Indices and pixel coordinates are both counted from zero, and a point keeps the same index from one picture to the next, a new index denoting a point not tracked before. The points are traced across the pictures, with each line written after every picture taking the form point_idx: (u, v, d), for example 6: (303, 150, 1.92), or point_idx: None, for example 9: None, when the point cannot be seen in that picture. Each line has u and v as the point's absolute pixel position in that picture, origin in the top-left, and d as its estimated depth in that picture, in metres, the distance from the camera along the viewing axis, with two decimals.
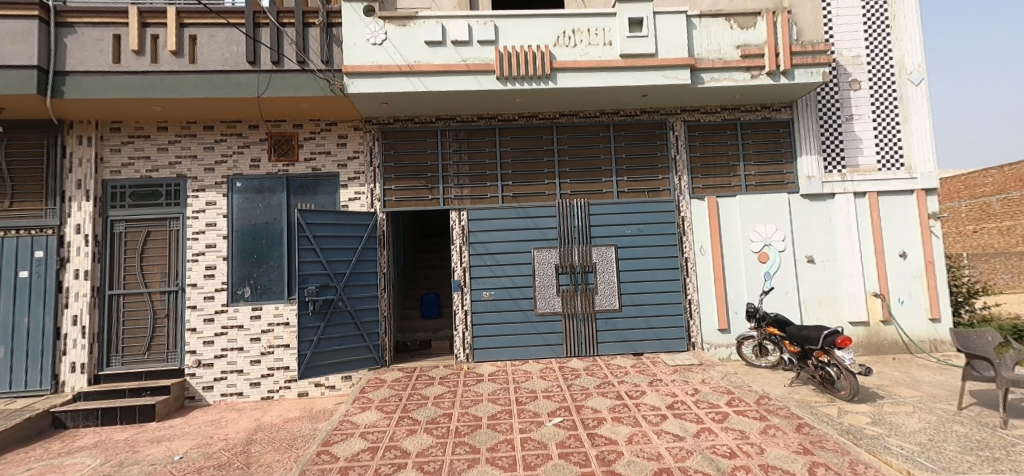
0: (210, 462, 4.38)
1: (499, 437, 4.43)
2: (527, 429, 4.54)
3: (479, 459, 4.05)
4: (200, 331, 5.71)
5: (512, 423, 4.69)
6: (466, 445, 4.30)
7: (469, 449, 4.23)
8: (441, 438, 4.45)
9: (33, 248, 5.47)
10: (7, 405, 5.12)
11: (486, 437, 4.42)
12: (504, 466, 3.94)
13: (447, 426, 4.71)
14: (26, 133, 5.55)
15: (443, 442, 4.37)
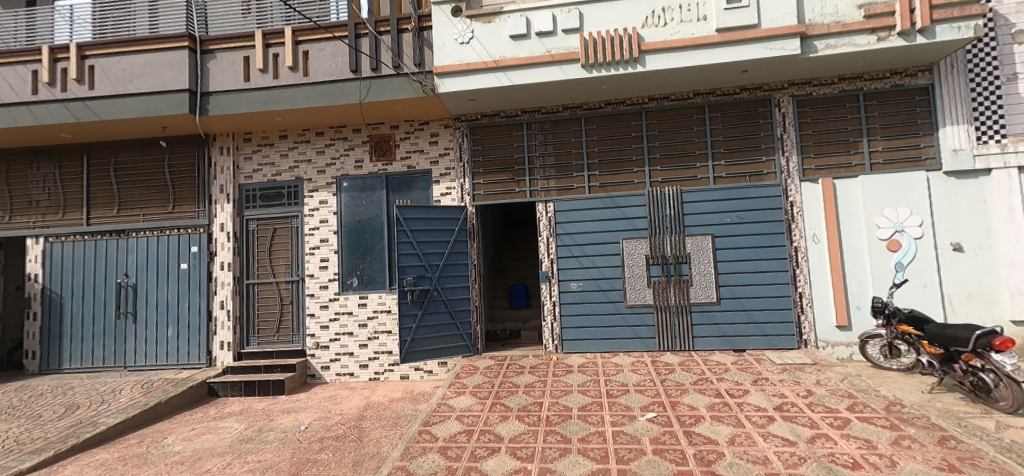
0: (329, 434, 4.92)
1: (590, 428, 4.42)
2: (619, 423, 4.46)
3: (571, 449, 4.07)
4: (318, 316, 6.38)
5: (602, 415, 4.65)
6: (557, 434, 4.35)
7: (560, 438, 4.27)
8: (532, 426, 4.54)
9: (190, 244, 6.48)
10: (176, 374, 6.16)
11: (577, 428, 4.43)
12: (595, 457, 3.92)
13: (537, 414, 4.79)
14: (181, 147, 6.56)
15: (535, 430, 4.46)
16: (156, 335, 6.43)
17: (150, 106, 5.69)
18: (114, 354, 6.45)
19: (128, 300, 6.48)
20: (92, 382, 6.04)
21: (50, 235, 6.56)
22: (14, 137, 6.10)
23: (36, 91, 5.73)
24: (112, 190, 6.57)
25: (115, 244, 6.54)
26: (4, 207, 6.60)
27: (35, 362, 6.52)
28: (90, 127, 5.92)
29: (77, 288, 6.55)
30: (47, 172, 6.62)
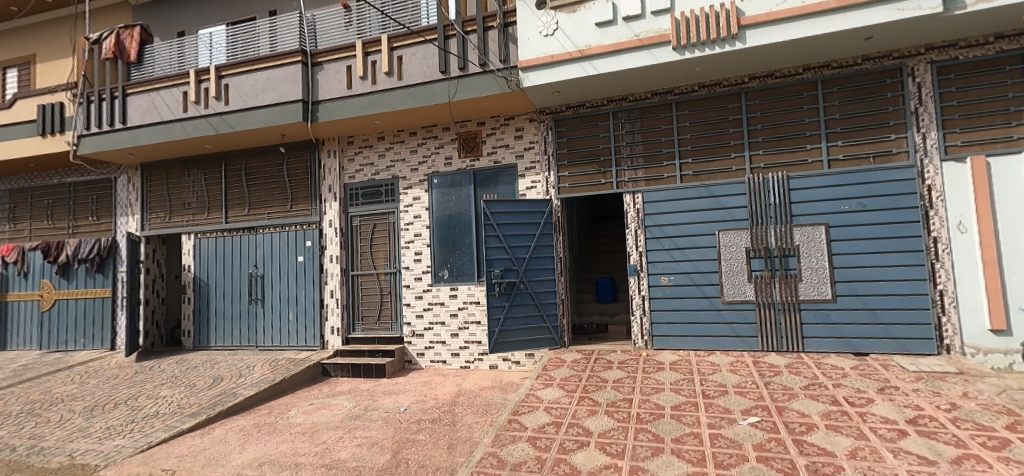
0: (426, 417, 5.23)
1: (685, 429, 4.21)
2: (717, 426, 4.20)
3: (664, 449, 3.91)
4: (413, 306, 6.78)
5: (698, 416, 4.41)
6: (648, 433, 4.20)
7: (652, 437, 4.12)
8: (622, 422, 4.44)
9: (305, 239, 7.23)
10: (296, 355, 6.93)
11: (670, 427, 4.25)
12: (691, 460, 3.72)
13: (627, 411, 4.67)
14: (296, 152, 7.32)
15: (625, 426, 4.35)
16: (279, 319, 7.28)
17: (271, 116, 6.40)
18: (248, 335, 7.42)
19: (257, 288, 7.42)
20: (231, 358, 7.01)
21: (198, 232, 7.69)
22: (171, 150, 7.22)
23: (186, 109, 6.70)
24: (243, 192, 7.52)
25: (247, 239, 7.50)
26: (165, 208, 7.83)
27: (189, 339, 7.72)
28: (226, 138, 6.81)
29: (219, 277, 7.61)
30: (195, 178, 7.73)
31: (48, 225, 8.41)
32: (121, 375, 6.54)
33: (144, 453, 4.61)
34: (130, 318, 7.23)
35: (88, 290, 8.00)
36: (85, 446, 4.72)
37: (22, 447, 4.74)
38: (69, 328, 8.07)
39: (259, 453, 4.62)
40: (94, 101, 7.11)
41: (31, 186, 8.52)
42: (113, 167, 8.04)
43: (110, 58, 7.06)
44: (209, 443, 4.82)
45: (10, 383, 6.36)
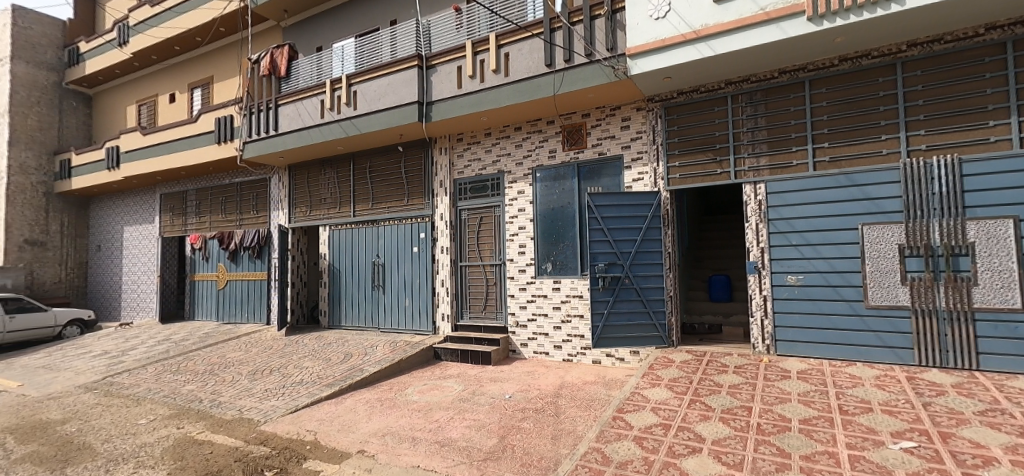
0: (530, 406, 5.34)
1: (816, 446, 3.73)
2: (858, 447, 3.64)
3: (790, 465, 3.49)
4: (517, 297, 6.96)
5: (834, 434, 3.89)
6: (772, 446, 3.80)
7: (777, 451, 3.72)
8: (740, 431, 4.09)
9: (419, 231, 7.79)
10: (412, 338, 7.52)
11: (798, 443, 3.79)
12: None
13: (746, 419, 4.29)
14: (413, 150, 7.90)
15: (744, 436, 4.00)
16: (398, 305, 7.94)
17: (392, 118, 6.97)
18: (372, 317, 8.23)
19: (380, 276, 8.19)
20: (359, 337, 7.82)
21: (332, 224, 8.68)
22: (311, 152, 8.23)
23: (323, 115, 7.58)
24: (367, 189, 8.31)
25: (371, 231, 8.31)
26: (306, 203, 8.98)
27: (325, 318, 8.78)
28: (354, 139, 7.58)
29: (348, 265, 8.54)
30: (329, 177, 8.73)
31: (221, 217, 10.11)
32: (275, 346, 7.65)
33: (293, 415, 5.37)
34: (281, 298, 8.43)
35: (251, 273, 9.52)
36: (250, 404, 5.64)
37: (206, 399, 5.79)
38: (237, 304, 9.67)
39: (382, 425, 5.09)
40: (254, 112, 8.37)
41: (210, 185, 10.33)
42: (267, 168, 9.42)
43: (267, 75, 8.29)
44: (342, 411, 5.45)
45: (198, 347, 7.80)
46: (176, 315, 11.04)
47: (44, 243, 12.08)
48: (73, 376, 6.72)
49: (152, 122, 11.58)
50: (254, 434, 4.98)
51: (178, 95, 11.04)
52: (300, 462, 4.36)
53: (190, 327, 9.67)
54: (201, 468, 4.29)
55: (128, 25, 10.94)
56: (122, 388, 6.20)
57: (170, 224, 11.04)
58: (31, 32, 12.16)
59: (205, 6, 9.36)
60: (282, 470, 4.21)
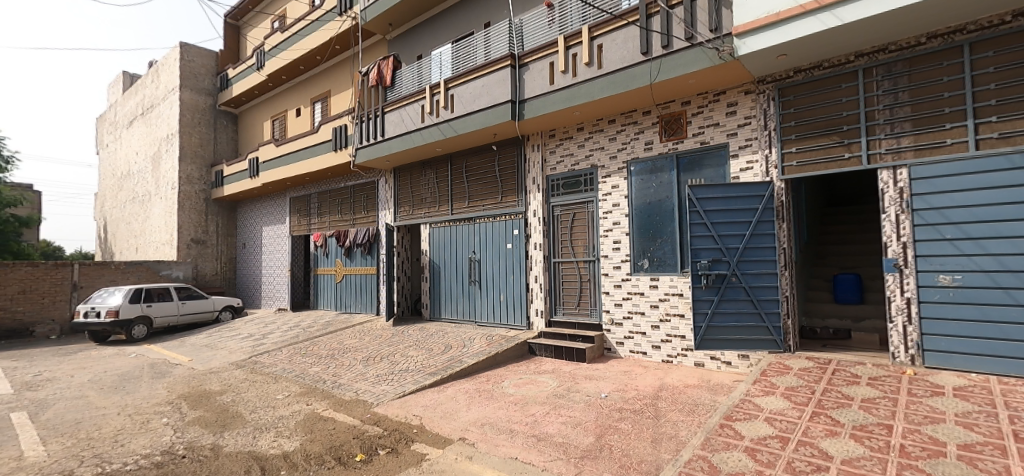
0: (627, 406, 5.18)
1: None
2: None
3: None
4: (612, 294, 6.80)
5: (1009, 465, 3.18)
6: (920, 472, 3.21)
7: None
8: (877, 451, 3.54)
9: (513, 228, 7.95)
10: (507, 332, 7.71)
11: (956, 471, 3.16)
12: None
13: (885, 439, 3.70)
14: (506, 149, 8.08)
15: (882, 458, 3.44)
16: (493, 299, 8.19)
17: (486, 118, 7.19)
18: (470, 311, 8.59)
19: (476, 272, 8.52)
20: (458, 330, 8.20)
21: (432, 222, 9.21)
22: (413, 155, 8.80)
23: (423, 120, 8.06)
24: (464, 188, 8.68)
25: (467, 228, 8.67)
26: (409, 203, 9.63)
27: (427, 310, 9.37)
28: (451, 141, 7.95)
29: (447, 260, 9.01)
30: (429, 178, 9.26)
31: (338, 217, 11.23)
32: (384, 335, 8.31)
33: (400, 400, 5.79)
34: (388, 291, 9.15)
35: (363, 268, 10.45)
36: (365, 387, 6.19)
37: (328, 381, 6.47)
38: (352, 296, 10.70)
39: (480, 414, 5.28)
40: (363, 120, 9.17)
41: (328, 189, 11.52)
42: (374, 172, 10.27)
43: (375, 85, 9.07)
44: (445, 399, 5.75)
45: (322, 333, 8.76)
46: (302, 304, 12.59)
47: (204, 241, 14.40)
48: (228, 354, 7.92)
49: (283, 135, 13.21)
50: (368, 414, 5.46)
51: (302, 109, 12.47)
52: (408, 444, 4.68)
53: (315, 315, 10.91)
54: (326, 442, 4.80)
55: (264, 50, 12.58)
56: (263, 366, 7.16)
57: (297, 223, 12.53)
58: (194, 63, 14.47)
59: (324, 27, 10.43)
60: (393, 450, 4.56)
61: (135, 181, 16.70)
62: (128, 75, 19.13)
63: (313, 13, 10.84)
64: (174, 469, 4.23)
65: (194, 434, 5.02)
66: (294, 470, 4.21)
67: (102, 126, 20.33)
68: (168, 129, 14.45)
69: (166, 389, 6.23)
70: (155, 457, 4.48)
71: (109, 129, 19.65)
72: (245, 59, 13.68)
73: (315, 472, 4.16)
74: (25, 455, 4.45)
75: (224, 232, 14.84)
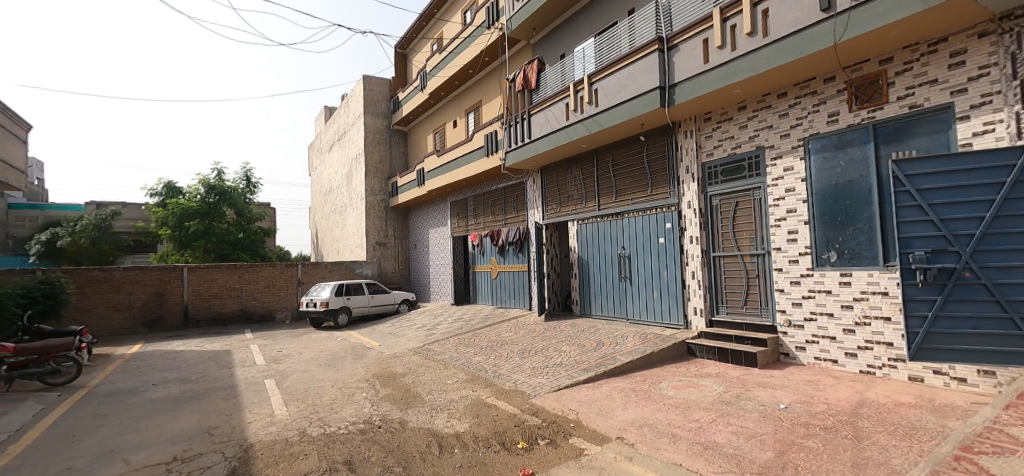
0: (816, 422, 4.45)
1: None
2: None
3: None
4: (789, 292, 5.96)
5: None
6: None
7: None
8: None
9: (665, 221, 7.57)
10: (663, 330, 7.36)
11: None
12: None
13: None
14: (655, 138, 7.70)
15: None
16: (646, 296, 7.91)
17: (633, 108, 6.97)
18: (621, 308, 8.45)
19: (626, 268, 8.34)
20: (609, 327, 8.12)
21: (580, 219, 9.29)
22: (559, 153, 9.01)
23: (568, 117, 8.19)
24: (611, 182, 8.55)
25: (616, 224, 8.53)
26: (556, 201, 9.88)
27: (577, 307, 9.50)
28: (596, 136, 7.90)
29: (596, 257, 9.00)
30: (575, 175, 9.35)
31: (491, 218, 12.12)
32: (537, 329, 8.66)
33: (556, 393, 5.92)
34: (540, 287, 9.52)
35: (514, 265, 11.07)
36: (522, 378, 6.51)
37: (489, 370, 6.97)
38: (506, 291, 11.43)
39: (639, 415, 5.10)
40: (511, 124, 9.74)
41: (481, 192, 12.49)
42: (522, 173, 10.81)
43: (521, 90, 9.58)
44: (600, 396, 5.70)
45: (483, 325, 9.52)
46: (464, 299, 13.85)
47: (386, 243, 16.79)
48: (407, 341, 9.14)
49: (443, 145, 14.72)
50: (527, 405, 5.71)
51: (458, 121, 13.79)
52: (567, 437, 4.75)
53: (475, 309, 11.95)
54: (491, 427, 5.15)
55: (427, 72, 14.22)
56: (435, 354, 8.06)
57: (456, 225, 13.89)
58: (374, 91, 17.00)
59: (475, 42, 11.39)
60: (552, 442, 4.67)
61: (335, 195, 20.37)
62: (327, 108, 23.41)
63: (466, 31, 11.89)
64: (373, 437, 5.00)
65: (385, 408, 5.87)
66: (466, 449, 4.60)
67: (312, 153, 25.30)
68: (356, 150, 17.33)
69: (363, 368, 7.43)
70: (360, 425, 5.37)
71: (316, 155, 24.30)
72: (411, 83, 15.70)
73: (483, 453, 4.48)
74: (275, 413, 5.73)
75: (400, 235, 17.12)
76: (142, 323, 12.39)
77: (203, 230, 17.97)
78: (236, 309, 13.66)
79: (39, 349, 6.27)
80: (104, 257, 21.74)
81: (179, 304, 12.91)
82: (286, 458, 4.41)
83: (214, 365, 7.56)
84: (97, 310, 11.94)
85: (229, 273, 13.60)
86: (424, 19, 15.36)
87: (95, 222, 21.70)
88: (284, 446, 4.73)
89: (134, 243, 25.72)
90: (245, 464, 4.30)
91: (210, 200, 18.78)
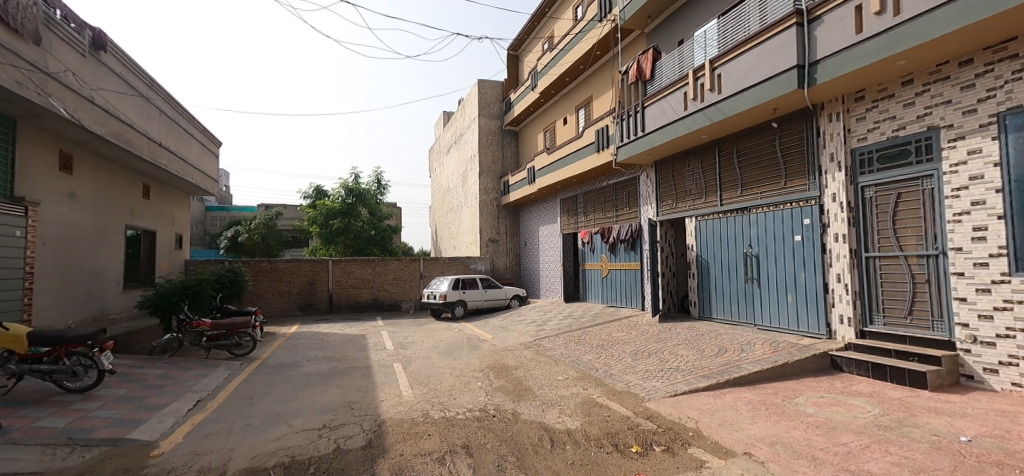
0: (1017, 463, 3.55)
1: None
2: None
3: None
4: (973, 302, 4.88)
5: None
6: None
7: None
8: None
9: (803, 217, 6.76)
10: (799, 339, 6.60)
11: None
12: None
13: None
14: (791, 124, 6.90)
15: None
16: (779, 300, 7.18)
17: (763, 93, 6.35)
18: (748, 312, 7.76)
19: (754, 268, 7.64)
20: (733, 332, 7.50)
21: (698, 215, 8.72)
22: (676, 146, 8.57)
23: (686, 107, 7.75)
24: (735, 175, 7.88)
25: (741, 220, 7.83)
26: (672, 197, 9.40)
27: (695, 309, 8.95)
28: (719, 125, 7.34)
29: (717, 256, 8.37)
30: (693, 168, 8.79)
31: (602, 215, 11.99)
32: (651, 330, 8.32)
33: (673, 398, 5.59)
34: (654, 287, 9.16)
35: (627, 263, 10.80)
36: (635, 380, 6.28)
37: (600, 369, 6.87)
38: (618, 290, 11.19)
39: (769, 430, 4.57)
40: (624, 118, 9.56)
41: (592, 188, 12.42)
42: (636, 168, 10.50)
43: (634, 81, 9.28)
44: (722, 406, 5.24)
45: (592, 324, 9.42)
46: (574, 296, 13.79)
47: (497, 240, 17.50)
48: (519, 335, 9.42)
49: (553, 143, 14.90)
50: (640, 408, 5.47)
51: (569, 118, 13.87)
52: (685, 446, 4.43)
53: (585, 306, 11.90)
54: (603, 427, 5.03)
55: (537, 71, 14.52)
56: (546, 349, 8.17)
57: (566, 222, 14.00)
58: (487, 94, 17.81)
59: (587, 37, 11.35)
60: (669, 449, 4.40)
61: (452, 195, 21.80)
62: (445, 113, 25.12)
63: (577, 27, 11.90)
64: (488, 425, 5.22)
65: (500, 399, 6.09)
66: (578, 446, 4.54)
67: (432, 156, 27.45)
68: (471, 151, 18.38)
69: (478, 359, 7.83)
70: (476, 413, 5.65)
71: (435, 157, 26.25)
72: (522, 83, 16.17)
73: (596, 453, 4.38)
74: (402, 394, 6.29)
75: (512, 232, 17.73)
76: (298, 307, 14.55)
77: (344, 228, 20.66)
78: (370, 298, 15.30)
79: (226, 325, 7.67)
80: (272, 250, 25.84)
81: (326, 292, 14.87)
82: (412, 436, 4.83)
83: (353, 347, 8.57)
84: (266, 295, 14.35)
85: (364, 266, 15.28)
86: (534, 20, 15.72)
87: (265, 220, 25.85)
88: (411, 425, 5.16)
89: (292, 240, 30.27)
90: (379, 438, 4.78)
91: (348, 201, 21.38)
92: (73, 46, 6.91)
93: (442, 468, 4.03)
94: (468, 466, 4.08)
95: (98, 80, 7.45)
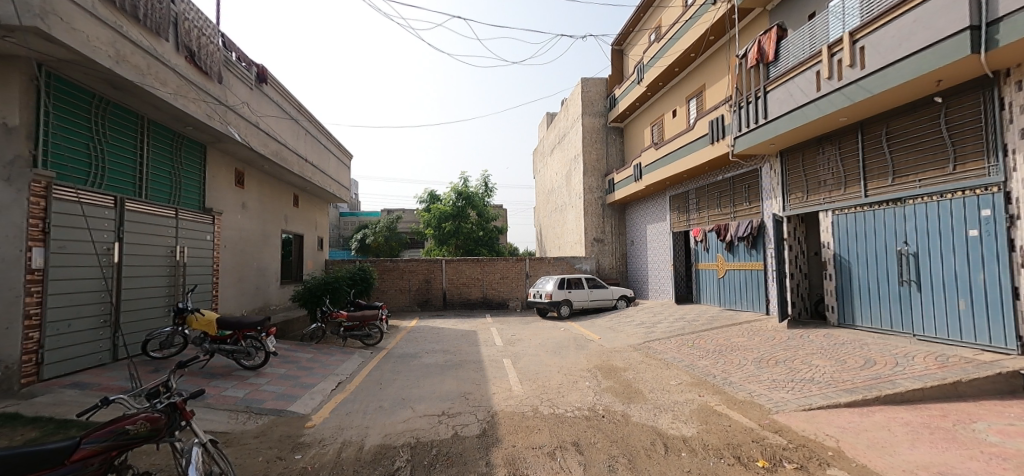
0: None
1: None
2: None
3: None
4: None
5: None
6: None
7: None
8: None
9: (980, 207, 5.65)
10: (977, 354, 5.54)
11: None
12: None
13: None
14: (963, 96, 5.79)
15: None
16: (947, 307, 6.09)
17: (922, 62, 5.43)
18: (902, 320, 6.72)
19: (911, 268, 6.57)
20: (883, 342, 6.55)
21: (836, 208, 7.75)
22: (808, 132, 7.72)
23: (819, 88, 6.94)
24: (885, 160, 6.84)
25: (893, 212, 6.78)
26: (803, 188, 8.47)
27: (833, 315, 7.97)
28: (863, 105, 6.43)
29: (862, 254, 7.34)
30: (830, 155, 7.83)
31: (717, 211, 11.24)
32: (778, 337, 7.58)
33: (807, 413, 4.98)
34: (780, 289, 8.35)
35: (747, 263, 10.01)
36: (760, 390, 5.75)
37: (718, 376, 6.43)
38: (737, 292, 10.42)
39: (937, 458, 3.83)
40: (742, 106, 8.89)
41: (706, 183, 11.68)
42: (757, 158, 9.64)
43: (755, 65, 8.54)
44: (871, 426, 4.53)
45: (707, 328, 8.86)
46: (686, 299, 13.20)
47: (602, 240, 17.28)
48: (627, 337, 9.20)
49: (661, 138, 14.31)
50: (767, 420, 4.97)
51: (678, 110, 13.18)
52: (824, 466, 3.88)
53: (700, 309, 11.24)
54: (723, 437, 4.67)
55: (644, 64, 14.03)
56: (656, 352, 7.88)
57: (676, 219, 13.35)
58: (591, 92, 17.65)
59: (699, 22, 10.75)
60: (803, 467, 3.90)
61: (556, 196, 22.02)
62: (547, 115, 25.41)
63: (687, 13, 11.34)
64: (598, 425, 5.18)
65: (608, 400, 6.01)
66: (694, 454, 4.28)
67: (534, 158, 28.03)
68: (575, 150, 18.41)
69: (585, 359, 7.81)
70: (586, 412, 5.64)
71: (539, 158, 26.64)
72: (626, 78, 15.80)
73: (714, 463, 4.07)
74: (512, 388, 6.53)
75: (618, 231, 17.38)
76: (416, 303, 15.86)
77: (455, 230, 22.05)
78: (479, 296, 16.09)
79: (359, 317, 8.67)
80: (393, 250, 28.55)
81: (440, 289, 15.96)
82: (524, 429, 4.99)
83: (466, 342, 9.09)
84: (388, 291, 15.87)
85: (474, 265, 16.11)
86: (641, 10, 15.22)
87: (387, 224, 28.66)
88: (522, 418, 5.35)
89: (410, 241, 33.04)
90: (492, 428, 5.02)
91: (459, 204, 22.56)
92: (244, 81, 8.34)
93: (554, 463, 4.11)
94: (578, 464, 4.10)
95: (262, 108, 8.90)
